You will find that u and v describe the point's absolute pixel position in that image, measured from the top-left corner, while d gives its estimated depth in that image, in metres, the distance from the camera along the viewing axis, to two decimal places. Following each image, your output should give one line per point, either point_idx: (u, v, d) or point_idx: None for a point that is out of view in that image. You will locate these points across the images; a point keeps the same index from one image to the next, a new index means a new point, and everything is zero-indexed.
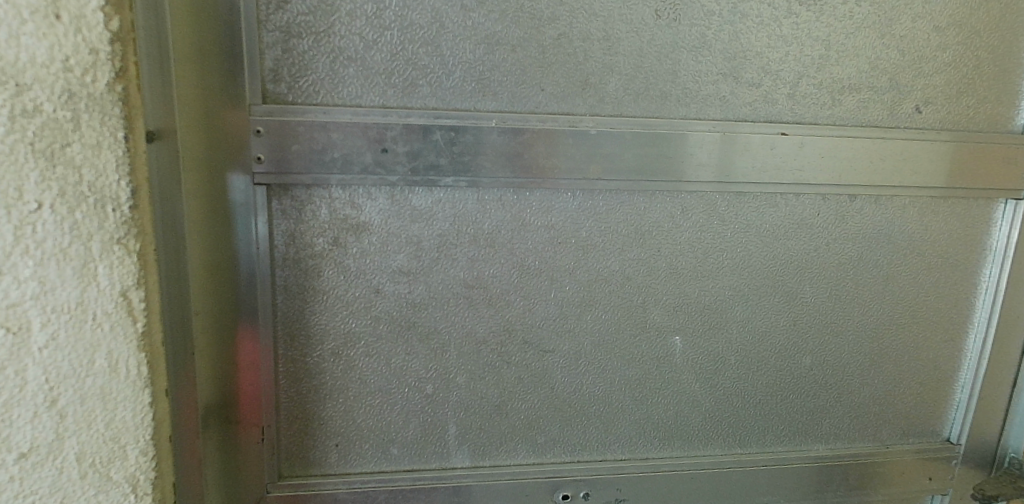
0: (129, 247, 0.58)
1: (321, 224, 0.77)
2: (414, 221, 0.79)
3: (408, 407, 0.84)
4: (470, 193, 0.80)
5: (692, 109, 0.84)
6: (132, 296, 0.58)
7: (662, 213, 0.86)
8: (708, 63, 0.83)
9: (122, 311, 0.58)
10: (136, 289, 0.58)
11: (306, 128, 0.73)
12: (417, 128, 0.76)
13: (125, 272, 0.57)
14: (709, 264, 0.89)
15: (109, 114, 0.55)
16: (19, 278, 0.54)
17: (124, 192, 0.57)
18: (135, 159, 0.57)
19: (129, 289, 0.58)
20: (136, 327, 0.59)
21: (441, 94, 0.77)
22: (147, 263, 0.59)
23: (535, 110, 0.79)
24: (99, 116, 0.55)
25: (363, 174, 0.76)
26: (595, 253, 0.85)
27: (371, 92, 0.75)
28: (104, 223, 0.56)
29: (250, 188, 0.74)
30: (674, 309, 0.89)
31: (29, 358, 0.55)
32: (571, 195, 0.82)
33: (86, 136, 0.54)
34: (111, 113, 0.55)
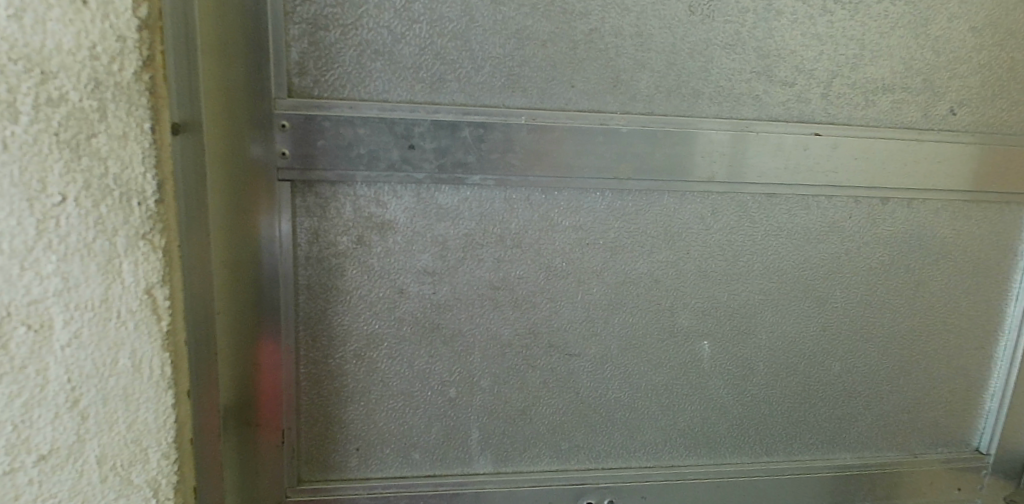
0: (155, 243, 0.56)
1: (344, 221, 0.75)
2: (440, 220, 0.77)
3: (431, 411, 0.82)
4: (497, 192, 0.78)
5: (724, 108, 0.81)
6: (157, 293, 0.56)
7: (692, 214, 0.83)
8: (741, 60, 0.81)
9: (146, 309, 0.56)
10: (162, 286, 0.56)
11: (332, 123, 0.71)
12: (445, 125, 0.74)
13: (151, 269, 0.56)
14: (740, 267, 0.87)
15: (136, 104, 0.53)
16: (41, 274, 0.52)
17: (150, 186, 0.55)
18: (162, 152, 0.55)
19: (154, 286, 0.56)
20: (161, 326, 0.57)
21: (469, 90, 0.75)
22: (173, 260, 0.57)
23: (565, 107, 0.77)
24: (126, 106, 0.53)
25: (389, 172, 0.74)
26: (623, 256, 0.83)
27: (398, 87, 0.73)
28: (130, 218, 0.54)
29: (273, 184, 0.71)
30: (702, 312, 0.87)
31: (50, 357, 0.54)
32: (599, 194, 0.80)
33: (112, 126, 0.52)
34: (138, 103, 0.53)
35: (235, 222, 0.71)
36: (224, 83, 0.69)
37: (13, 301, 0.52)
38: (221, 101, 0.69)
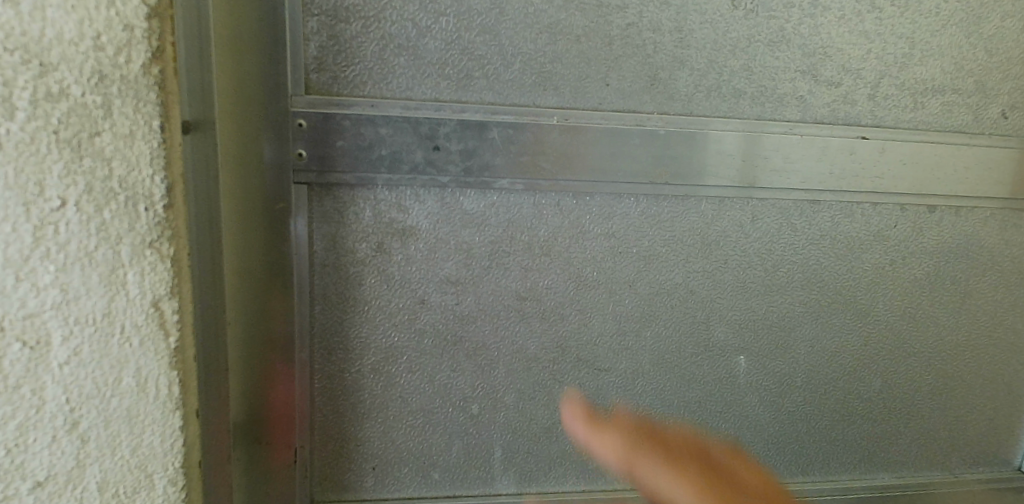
0: (163, 252, 0.51)
1: (363, 227, 0.70)
2: (465, 226, 0.72)
3: (452, 428, 0.77)
4: (525, 197, 0.73)
5: (767, 109, 0.76)
6: (164, 307, 0.51)
7: (730, 222, 0.79)
8: (786, 58, 0.76)
9: (153, 324, 0.51)
10: (170, 299, 0.52)
11: (351, 123, 0.66)
12: (472, 125, 0.69)
13: (159, 280, 0.51)
14: (779, 278, 0.82)
15: (143, 99, 0.48)
16: (37, 285, 0.48)
17: (158, 190, 0.50)
18: (172, 153, 0.50)
19: (161, 299, 0.51)
20: (168, 343, 0.52)
21: (498, 88, 0.70)
22: (181, 270, 0.52)
23: (599, 107, 0.72)
24: (133, 101, 0.48)
25: (412, 174, 0.69)
26: (657, 265, 0.78)
27: (422, 85, 0.68)
28: (135, 224, 0.49)
29: (289, 188, 0.67)
30: (740, 325, 0.82)
31: (48, 376, 0.49)
32: (633, 200, 0.75)
33: (118, 124, 0.48)
34: (146, 98, 0.48)
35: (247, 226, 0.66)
36: (242, 77, 0.64)
37: (6, 314, 0.47)
38: (235, 98, 0.64)
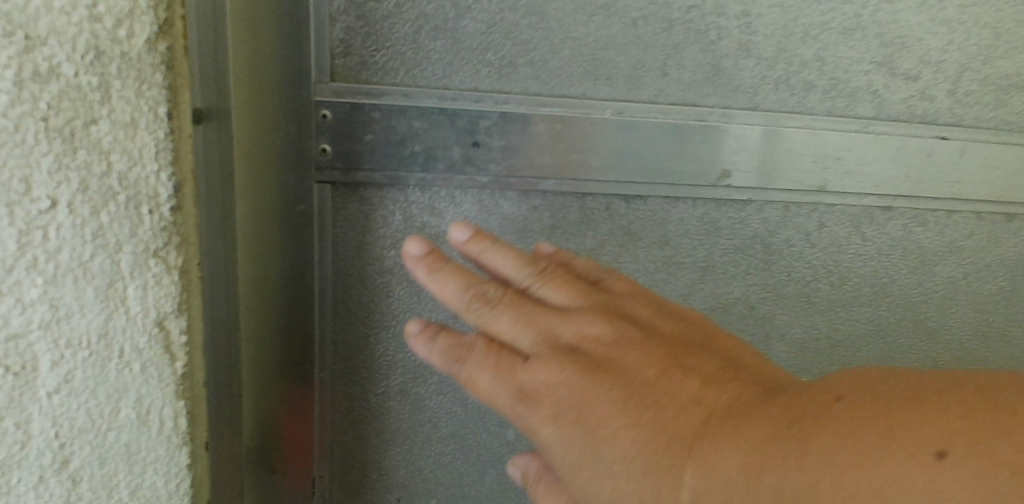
0: (170, 262, 0.43)
1: (392, 233, 0.62)
2: (504, 232, 0.65)
3: (486, 456, 0.70)
4: (572, 200, 0.65)
5: (838, 104, 0.69)
6: (170, 327, 0.44)
7: (796, 230, 0.71)
8: (860, 48, 0.68)
9: (158, 346, 0.43)
10: (177, 317, 0.44)
11: (381, 114, 0.59)
12: (516, 119, 0.61)
13: (164, 295, 0.43)
14: (846, 292, 0.74)
15: (148, 81, 0.41)
16: (22, 301, 0.40)
17: (164, 189, 0.42)
18: (180, 145, 0.43)
19: (166, 317, 0.43)
20: (175, 368, 0.44)
21: (545, 77, 0.62)
22: (191, 283, 0.44)
23: (656, 99, 0.64)
24: (136, 84, 0.40)
25: (448, 173, 0.61)
26: (716, 277, 0.70)
27: (460, 72, 0.60)
28: (137, 229, 0.42)
29: (311, 188, 0.59)
30: (802, 345, 0.75)
31: (34, 407, 0.42)
32: (691, 204, 0.68)
33: (117, 111, 0.40)
34: (150, 80, 0.41)
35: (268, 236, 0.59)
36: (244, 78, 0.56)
37: None
38: (253, 91, 0.57)
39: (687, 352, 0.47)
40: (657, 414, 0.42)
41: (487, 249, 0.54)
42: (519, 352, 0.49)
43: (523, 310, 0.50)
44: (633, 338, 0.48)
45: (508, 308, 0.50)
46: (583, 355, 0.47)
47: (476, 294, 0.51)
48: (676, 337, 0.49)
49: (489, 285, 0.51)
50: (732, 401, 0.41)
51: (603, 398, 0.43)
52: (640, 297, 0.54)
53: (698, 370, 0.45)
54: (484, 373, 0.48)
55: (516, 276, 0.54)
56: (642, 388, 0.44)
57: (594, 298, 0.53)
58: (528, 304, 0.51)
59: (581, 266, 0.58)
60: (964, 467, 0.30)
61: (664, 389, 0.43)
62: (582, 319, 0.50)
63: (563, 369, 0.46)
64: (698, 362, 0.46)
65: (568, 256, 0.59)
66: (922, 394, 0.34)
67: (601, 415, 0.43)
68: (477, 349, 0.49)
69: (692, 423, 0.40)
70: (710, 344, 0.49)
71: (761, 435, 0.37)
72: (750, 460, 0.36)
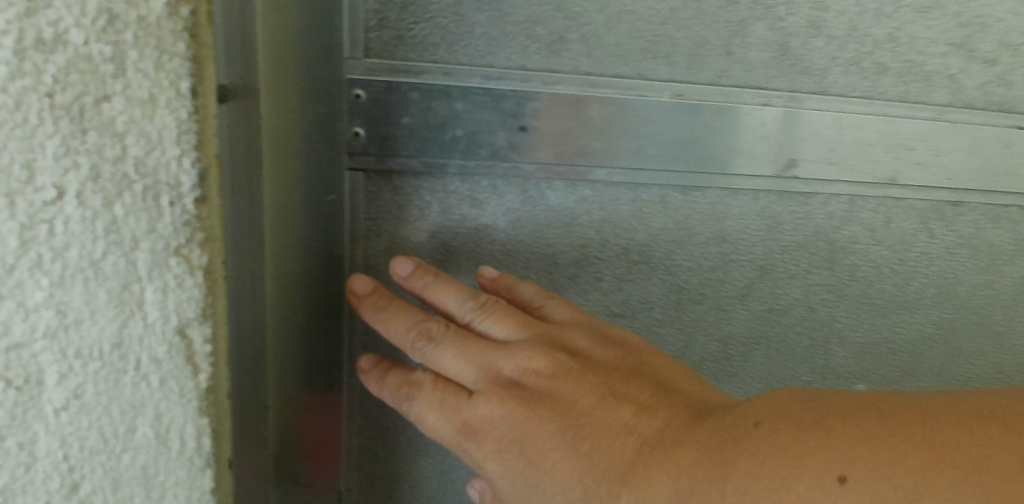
0: (194, 261, 0.37)
1: (428, 226, 0.58)
2: (550, 225, 0.60)
3: None
4: (625, 192, 0.60)
5: (913, 89, 0.63)
6: (193, 335, 0.38)
7: (861, 226, 0.66)
8: (937, 28, 0.61)
9: (180, 357, 0.38)
10: (201, 324, 0.38)
11: (420, 95, 0.53)
12: (567, 100, 0.55)
13: (186, 298, 0.37)
14: (911, 293, 0.69)
15: (167, 51, 0.34)
16: (26, 305, 0.35)
17: (187, 177, 0.36)
18: (205, 126, 0.37)
19: (189, 323, 0.38)
20: (198, 381, 0.39)
21: (598, 54, 0.56)
22: (216, 283, 0.39)
23: (717, 80, 0.59)
24: (155, 54, 0.34)
25: (491, 161, 0.56)
26: (774, 279, 0.66)
27: (506, 49, 0.55)
28: (156, 224, 0.36)
29: (341, 176, 0.54)
30: (861, 349, 0.70)
31: (40, 425, 0.37)
32: (752, 197, 0.62)
33: (133, 85, 0.34)
34: (170, 50, 0.35)
35: (300, 228, 0.52)
36: (287, 39, 0.48)
37: None
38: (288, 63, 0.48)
39: (622, 382, 0.49)
40: (594, 444, 0.45)
41: (429, 285, 0.55)
42: (467, 387, 0.51)
43: (464, 346, 0.51)
44: (572, 367, 0.50)
45: (450, 345, 0.51)
46: (523, 390, 0.49)
47: (420, 334, 0.52)
48: (613, 364, 0.51)
49: (431, 322, 0.53)
50: (662, 428, 0.44)
51: (544, 432, 0.46)
52: (584, 322, 0.54)
53: (632, 397, 0.48)
54: (433, 409, 0.51)
55: (457, 312, 0.54)
56: (580, 420, 0.46)
57: (536, 327, 0.53)
58: (469, 340, 0.51)
59: (526, 291, 0.56)
60: (861, 491, 0.34)
61: (601, 419, 0.46)
62: (523, 352, 0.50)
63: (505, 405, 0.48)
64: (631, 391, 0.48)
65: (513, 280, 0.57)
66: (825, 422, 0.38)
67: (544, 447, 0.46)
68: (424, 385, 0.52)
69: (626, 452, 0.44)
70: (646, 368, 0.51)
71: (686, 462, 0.41)
72: (676, 485, 0.40)
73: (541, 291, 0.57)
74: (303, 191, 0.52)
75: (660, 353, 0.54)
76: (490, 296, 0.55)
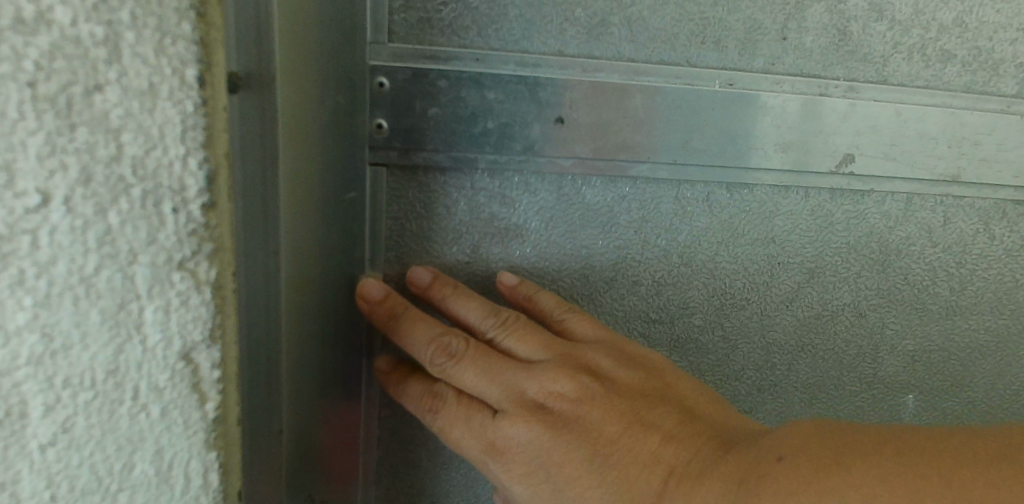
0: (200, 276, 0.33)
1: (455, 225, 0.53)
2: (586, 225, 0.55)
3: None
4: (668, 189, 0.55)
5: (979, 78, 0.58)
6: (199, 360, 0.34)
7: (918, 227, 0.61)
8: (1009, 11, 0.56)
9: (183, 384, 0.34)
10: (208, 348, 0.34)
11: (448, 83, 0.48)
12: (608, 90, 0.51)
13: (191, 319, 0.33)
14: (967, 298, 0.65)
15: (169, 33, 0.30)
16: (6, 329, 0.30)
17: (193, 180, 0.32)
18: (215, 120, 0.32)
19: (194, 348, 0.33)
20: (204, 412, 0.35)
21: (642, 39, 0.51)
22: (225, 300, 0.34)
23: (770, 68, 0.54)
24: (155, 36, 0.30)
25: (523, 155, 0.51)
26: (823, 282, 0.61)
27: (542, 32, 0.50)
28: (156, 235, 0.31)
29: (365, 171, 0.50)
30: (912, 357, 0.65)
31: (23, 463, 0.32)
32: (802, 195, 0.58)
33: (129, 73, 0.29)
34: (173, 31, 0.30)
35: (319, 239, 0.48)
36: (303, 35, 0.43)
37: None
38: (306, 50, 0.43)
39: (644, 405, 0.49)
40: (620, 473, 0.46)
41: (449, 296, 0.52)
42: (490, 405, 0.50)
43: (489, 363, 0.49)
44: (596, 390, 0.49)
45: (473, 364, 0.49)
46: (549, 413, 0.48)
47: (441, 349, 0.49)
48: (634, 385, 0.50)
49: (453, 336, 0.50)
50: (685, 459, 0.45)
51: (572, 459, 0.47)
52: (606, 337, 0.53)
53: (657, 424, 0.48)
54: (456, 427, 0.50)
55: (479, 326, 0.52)
56: (606, 447, 0.47)
57: (559, 345, 0.51)
58: (492, 357, 0.50)
59: (547, 301, 0.54)
60: None
61: (627, 447, 0.47)
62: (549, 373, 0.49)
63: (532, 429, 0.48)
64: (656, 417, 0.48)
65: (533, 289, 0.54)
66: (846, 455, 0.38)
67: (571, 474, 0.47)
68: (447, 399, 0.51)
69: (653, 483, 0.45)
70: (669, 390, 0.51)
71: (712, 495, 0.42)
72: None
73: (562, 300, 0.55)
74: (322, 199, 0.48)
75: (678, 369, 0.54)
76: (513, 311, 0.52)
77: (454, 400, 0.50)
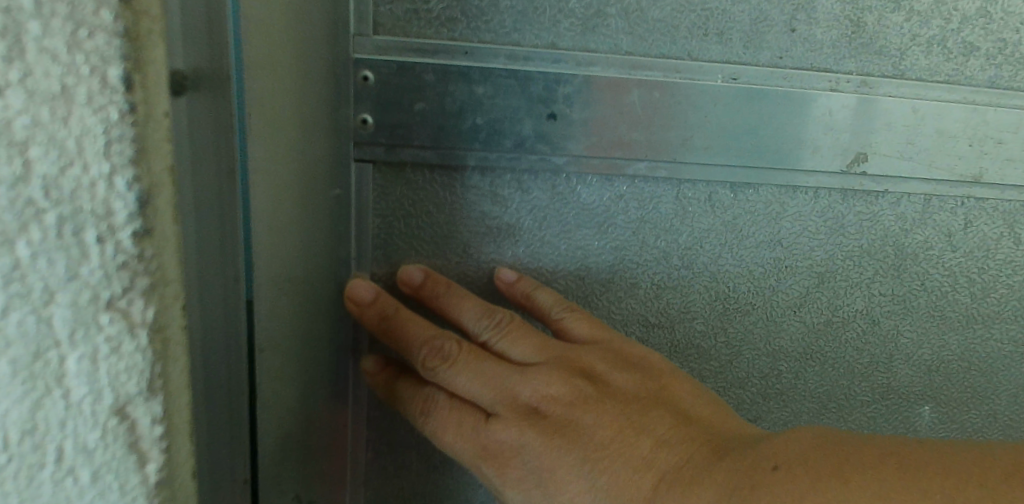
0: (134, 316, 0.28)
1: (444, 223, 0.52)
2: (581, 225, 0.53)
3: None
4: (668, 188, 0.53)
5: (1005, 72, 0.54)
6: (136, 415, 0.29)
7: (937, 231, 0.58)
8: None
9: (117, 444, 0.29)
10: (147, 401, 0.29)
11: (436, 77, 0.47)
12: (604, 84, 0.49)
13: (125, 369, 0.28)
14: (989, 305, 0.61)
15: (85, 24, 0.25)
16: None
17: (121, 203, 0.27)
18: (150, 130, 0.27)
19: (129, 401, 0.29)
20: (144, 473, 0.30)
21: (641, 32, 0.49)
22: (169, 343, 0.29)
23: (779, 62, 0.51)
24: (67, 27, 0.25)
25: (515, 153, 0.49)
26: (835, 285, 0.58)
27: (535, 25, 0.48)
28: (77, 270, 0.27)
29: (350, 167, 0.48)
30: (928, 368, 0.62)
31: None
32: (812, 195, 0.55)
33: (37, 73, 0.25)
34: (91, 21, 0.25)
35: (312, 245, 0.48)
36: (302, 47, 0.44)
37: None
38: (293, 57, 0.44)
39: (640, 410, 0.47)
40: (612, 476, 0.44)
41: (442, 295, 0.51)
42: (482, 409, 0.49)
43: (481, 367, 0.48)
44: (591, 395, 0.48)
45: (465, 368, 0.48)
46: (541, 417, 0.47)
47: (432, 354, 0.48)
48: (630, 391, 0.49)
49: (445, 339, 0.49)
50: (681, 463, 0.43)
51: (563, 463, 0.45)
52: (603, 340, 0.52)
53: (653, 428, 0.46)
54: (448, 429, 0.49)
55: (473, 329, 0.51)
56: (598, 451, 0.45)
57: (554, 351, 0.50)
58: (487, 361, 0.49)
59: (545, 298, 0.52)
60: None
61: (620, 452, 0.44)
62: (541, 376, 0.48)
63: (524, 434, 0.46)
64: (652, 421, 0.46)
65: (532, 285, 0.53)
66: (840, 469, 0.36)
67: (562, 478, 0.45)
68: (438, 403, 0.50)
69: (645, 487, 0.42)
70: (666, 394, 0.49)
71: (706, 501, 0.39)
72: None
73: (563, 300, 0.53)
74: (321, 210, 0.48)
75: (682, 374, 0.52)
76: (507, 314, 0.51)
77: (447, 403, 0.50)
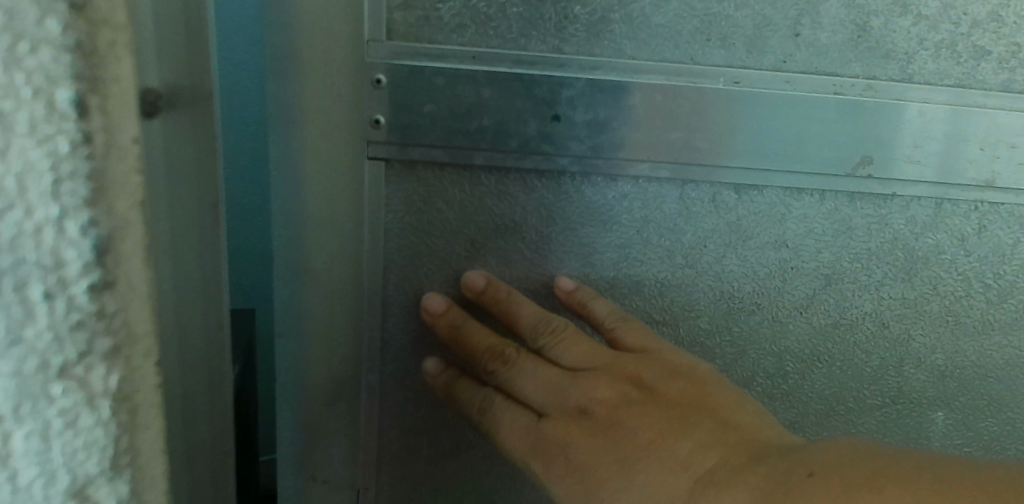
0: (92, 382, 0.25)
1: (455, 220, 0.54)
2: (585, 223, 0.55)
3: None
4: (671, 188, 0.54)
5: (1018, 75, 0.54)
6: (98, 498, 0.26)
7: (948, 235, 0.57)
8: None
9: None
10: (110, 482, 0.26)
11: (446, 80, 0.49)
12: (607, 87, 0.50)
13: (82, 445, 0.25)
14: (1006, 312, 0.60)
15: (27, 37, 0.22)
16: None
17: (73, 251, 0.24)
18: (109, 162, 0.24)
19: (90, 482, 0.26)
20: None
21: (644, 37, 0.50)
22: (139, 410, 0.27)
23: (783, 66, 0.52)
24: (6, 41, 0.22)
25: (521, 152, 0.52)
26: (843, 287, 0.58)
27: (540, 30, 0.50)
28: (22, 330, 0.24)
29: (362, 164, 0.51)
30: (943, 373, 0.62)
31: None
32: (816, 197, 0.55)
33: None
34: (34, 35, 0.22)
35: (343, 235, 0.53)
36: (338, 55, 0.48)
37: None
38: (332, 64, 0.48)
39: (682, 417, 0.49)
40: (647, 475, 0.47)
41: (503, 301, 0.55)
42: (536, 410, 0.54)
43: (535, 372, 0.54)
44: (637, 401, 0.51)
45: (522, 372, 0.54)
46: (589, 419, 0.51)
47: (495, 357, 0.55)
48: (676, 397, 0.51)
49: (507, 346, 0.56)
50: (715, 466, 0.45)
51: (606, 463, 0.49)
52: (652, 349, 0.54)
53: (691, 433, 0.48)
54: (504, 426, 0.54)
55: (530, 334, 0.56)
56: (638, 452, 0.48)
57: (605, 358, 0.54)
58: (541, 367, 0.54)
59: (602, 309, 0.55)
60: None
61: (659, 454, 0.47)
62: (592, 381, 0.53)
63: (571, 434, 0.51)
64: (691, 426, 0.49)
65: (590, 294, 0.56)
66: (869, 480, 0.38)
67: (603, 475, 0.49)
68: (495, 403, 0.55)
69: (678, 487, 0.45)
70: (705, 401, 0.51)
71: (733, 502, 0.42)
72: None
73: (619, 310, 0.56)
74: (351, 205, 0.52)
75: (723, 381, 0.53)
76: (564, 322, 0.56)
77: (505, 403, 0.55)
